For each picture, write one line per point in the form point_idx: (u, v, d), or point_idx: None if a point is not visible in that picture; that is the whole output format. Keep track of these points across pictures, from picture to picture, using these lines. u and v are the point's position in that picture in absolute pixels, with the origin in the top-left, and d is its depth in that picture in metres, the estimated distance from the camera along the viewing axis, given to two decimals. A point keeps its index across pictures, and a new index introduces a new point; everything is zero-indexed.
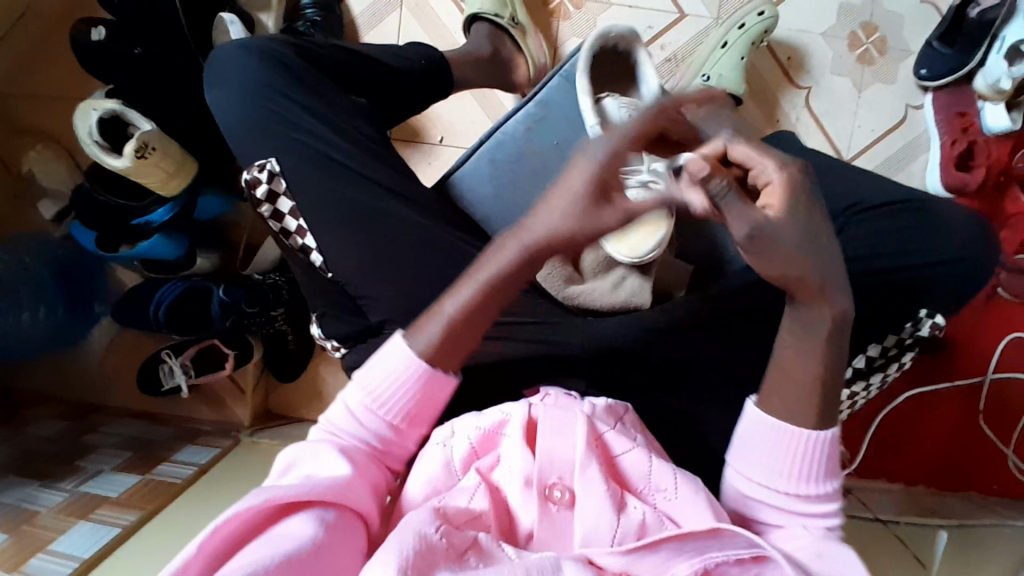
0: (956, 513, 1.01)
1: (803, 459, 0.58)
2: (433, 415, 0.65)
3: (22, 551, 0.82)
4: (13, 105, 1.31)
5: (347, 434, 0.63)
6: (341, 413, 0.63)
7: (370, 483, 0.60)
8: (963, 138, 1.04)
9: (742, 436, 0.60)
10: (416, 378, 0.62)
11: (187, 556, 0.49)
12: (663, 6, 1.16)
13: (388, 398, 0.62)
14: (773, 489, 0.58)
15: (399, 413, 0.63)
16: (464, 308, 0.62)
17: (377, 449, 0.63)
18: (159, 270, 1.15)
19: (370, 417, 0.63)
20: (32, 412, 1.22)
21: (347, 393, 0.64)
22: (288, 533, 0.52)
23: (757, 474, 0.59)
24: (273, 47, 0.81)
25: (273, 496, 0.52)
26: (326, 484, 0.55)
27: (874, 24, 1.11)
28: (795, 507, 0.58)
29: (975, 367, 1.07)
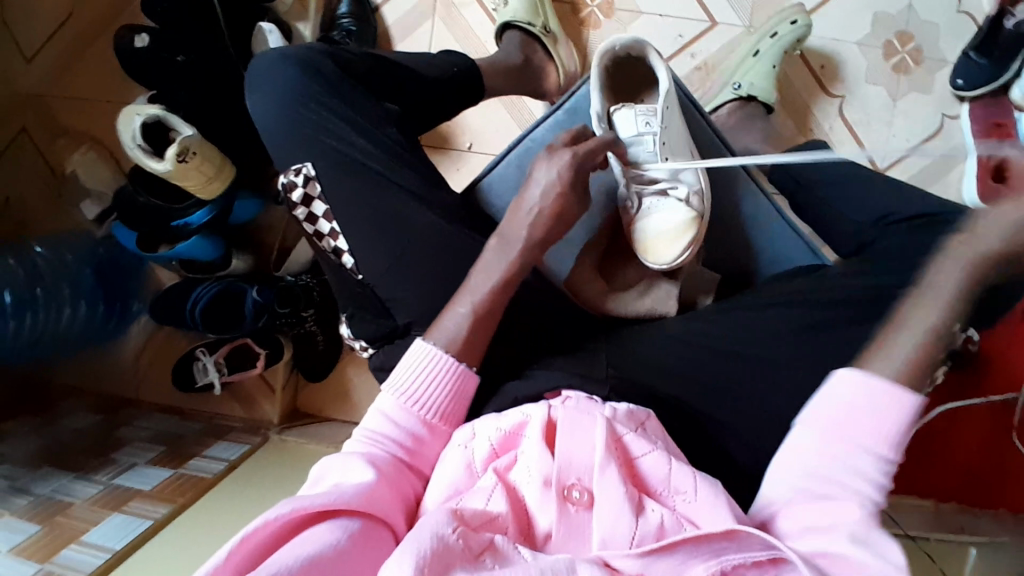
0: (987, 533, 0.99)
1: (875, 418, 0.57)
2: (460, 414, 0.70)
3: (56, 540, 0.85)
4: (58, 108, 1.36)
5: (381, 437, 0.66)
6: (375, 418, 0.67)
7: (395, 487, 0.61)
8: (1000, 148, 1.00)
9: (813, 408, 0.60)
10: (444, 374, 0.69)
11: (217, 561, 0.49)
12: (694, 15, 1.17)
13: (420, 396, 0.68)
14: (837, 461, 0.57)
15: (431, 411, 0.67)
16: (484, 299, 0.71)
17: (409, 452, 0.65)
18: (193, 270, 1.19)
19: (404, 417, 0.67)
20: (69, 404, 1.26)
21: (380, 400, 0.68)
22: (312, 540, 0.52)
23: (827, 446, 0.57)
24: (309, 55, 0.83)
25: (304, 504, 0.53)
26: (353, 494, 0.56)
27: (909, 33, 1.10)
28: (853, 480, 0.56)
29: (1010, 384, 1.05)
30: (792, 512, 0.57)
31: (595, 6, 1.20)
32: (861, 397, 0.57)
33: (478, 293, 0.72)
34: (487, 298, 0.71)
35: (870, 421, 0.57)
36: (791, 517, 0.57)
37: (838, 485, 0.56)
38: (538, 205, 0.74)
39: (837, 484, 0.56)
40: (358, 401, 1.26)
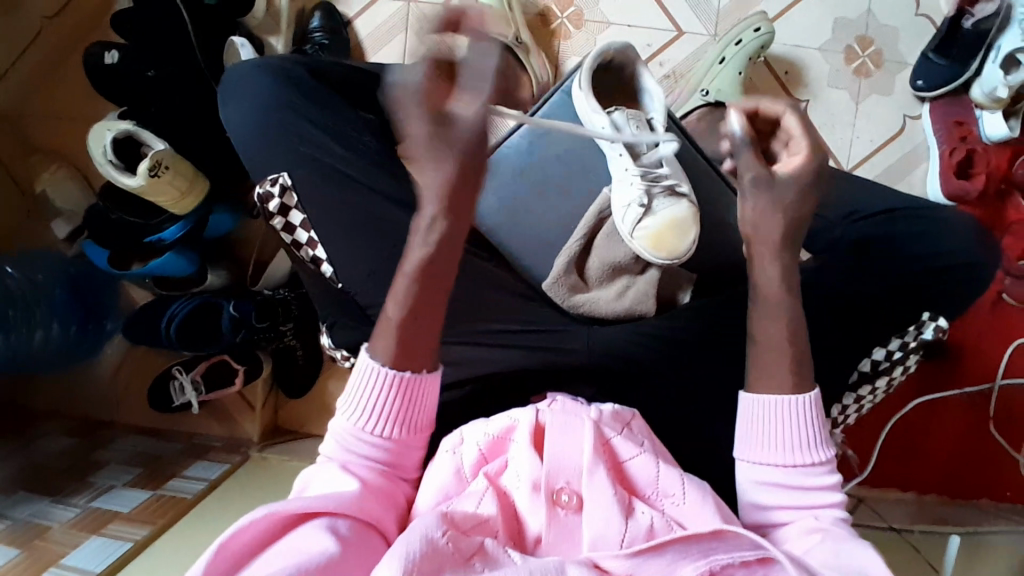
0: (965, 521, 1.01)
1: (804, 428, 0.60)
2: (421, 420, 0.63)
3: (35, 565, 0.82)
4: (25, 128, 1.34)
5: (342, 464, 0.61)
6: (331, 446, 0.62)
7: (381, 496, 0.60)
8: (961, 146, 1.06)
9: (742, 428, 0.62)
10: (386, 385, 0.61)
11: (196, 572, 0.49)
12: (661, 24, 1.19)
13: (370, 415, 0.61)
14: (783, 469, 0.60)
15: (388, 425, 0.62)
16: (410, 298, 0.61)
17: (380, 469, 0.62)
18: (167, 287, 1.18)
19: (360, 442, 0.62)
20: (41, 429, 1.23)
21: (334, 424, 0.63)
22: (294, 546, 0.51)
23: (769, 460, 0.60)
24: (284, 66, 0.84)
25: (280, 509, 0.53)
26: (334, 499, 0.56)
27: (869, 37, 1.14)
28: (801, 481, 0.60)
29: (981, 374, 1.07)
30: (772, 513, 0.61)
31: (565, 17, 1.22)
32: (787, 413, 0.60)
33: (405, 293, 0.62)
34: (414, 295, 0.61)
35: (805, 422, 0.60)
36: (775, 516, 0.60)
37: (804, 481, 0.60)
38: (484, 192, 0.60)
39: (792, 485, 0.60)
40: (338, 415, 1.25)
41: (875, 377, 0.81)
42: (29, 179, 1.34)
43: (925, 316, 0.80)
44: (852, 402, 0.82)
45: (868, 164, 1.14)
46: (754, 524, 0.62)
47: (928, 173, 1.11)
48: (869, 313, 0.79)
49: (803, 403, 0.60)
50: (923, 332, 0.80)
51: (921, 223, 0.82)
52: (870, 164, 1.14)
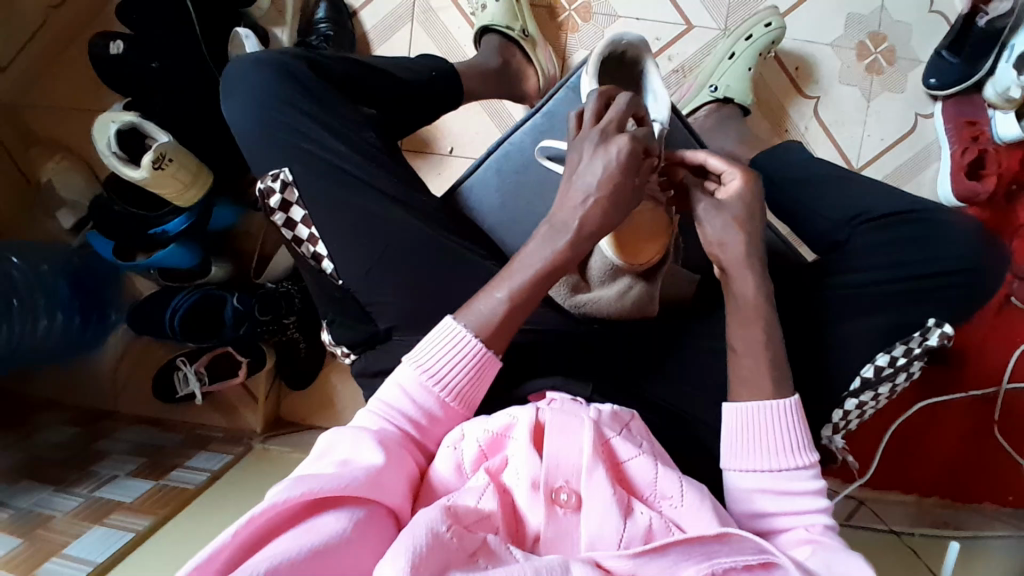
0: (968, 525, 1.00)
1: (784, 432, 0.64)
2: (477, 399, 0.69)
3: (38, 554, 0.83)
4: (31, 117, 1.35)
5: (397, 413, 0.65)
6: (393, 391, 0.66)
7: (404, 469, 0.61)
8: (972, 146, 1.04)
9: (726, 439, 0.65)
10: (469, 357, 0.67)
11: (221, 542, 0.48)
12: (670, 18, 1.18)
13: (443, 373, 0.66)
14: (770, 474, 0.63)
15: (451, 393, 0.66)
16: (521, 286, 0.68)
17: (422, 430, 0.65)
18: (172, 279, 1.18)
19: (422, 395, 0.66)
20: (47, 418, 1.24)
21: (400, 372, 0.67)
22: (316, 528, 0.51)
23: (756, 466, 0.63)
24: (286, 60, 0.83)
25: (311, 490, 0.52)
26: (361, 480, 0.55)
27: (882, 34, 1.12)
28: (790, 486, 0.62)
29: (987, 377, 1.07)
30: (768, 521, 0.63)
31: (572, 10, 1.20)
32: (769, 419, 0.64)
33: (515, 280, 0.69)
34: (529, 283, 0.68)
35: (787, 431, 0.64)
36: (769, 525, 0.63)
37: (792, 487, 0.62)
38: (591, 188, 0.68)
39: (783, 491, 0.63)
40: (340, 408, 1.25)
41: (878, 383, 0.78)
42: (36, 168, 1.34)
43: (930, 322, 0.77)
44: (853, 408, 0.79)
45: (878, 163, 1.12)
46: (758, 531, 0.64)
47: (938, 174, 1.09)
48: (873, 317, 0.78)
49: (784, 413, 0.64)
50: (927, 339, 0.77)
51: (933, 228, 0.80)
52: (879, 163, 1.12)
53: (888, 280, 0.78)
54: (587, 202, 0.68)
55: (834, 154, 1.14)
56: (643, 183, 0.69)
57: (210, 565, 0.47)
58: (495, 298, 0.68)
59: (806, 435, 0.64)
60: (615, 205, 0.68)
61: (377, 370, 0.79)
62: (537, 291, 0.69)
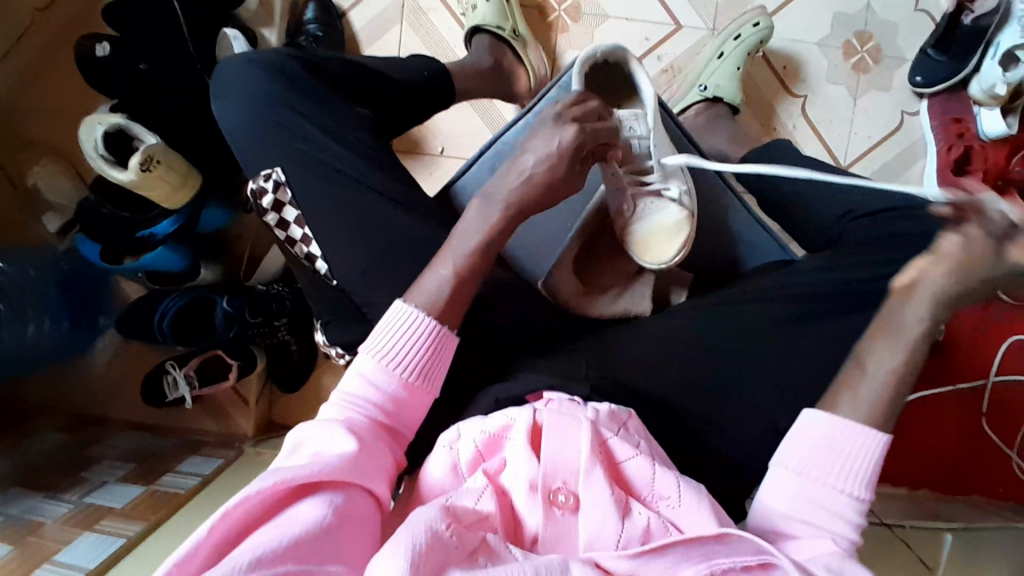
0: (960, 518, 1.01)
1: (854, 457, 0.60)
2: (441, 376, 0.67)
3: (28, 561, 0.81)
4: (15, 121, 1.33)
5: (360, 401, 0.63)
6: (355, 380, 0.64)
7: (377, 455, 0.59)
8: (959, 143, 1.05)
9: (793, 438, 0.62)
10: (424, 335, 0.65)
11: (196, 540, 0.48)
12: (659, 18, 1.18)
13: (400, 357, 0.64)
14: (822, 486, 0.60)
15: (413, 373, 0.64)
16: (465, 259, 0.68)
17: (389, 415, 0.63)
18: (161, 283, 1.17)
19: (384, 378, 0.63)
20: (34, 425, 1.22)
21: (358, 361, 0.65)
22: (294, 517, 0.51)
23: (811, 472, 0.60)
24: (278, 60, 0.82)
25: (284, 478, 0.52)
26: (336, 464, 0.55)
27: (868, 32, 1.13)
28: (832, 504, 0.59)
29: (976, 371, 1.08)
30: (792, 524, 0.60)
31: (563, 10, 1.21)
32: (847, 439, 0.61)
33: (459, 253, 0.68)
34: (469, 258, 0.68)
35: (861, 456, 0.60)
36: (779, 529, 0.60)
37: (832, 504, 0.59)
38: (530, 167, 0.70)
39: (821, 504, 0.59)
40: None
41: None
42: (20, 172, 1.32)
43: None
44: None
45: (866, 161, 1.13)
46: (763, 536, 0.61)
47: (925, 170, 1.11)
48: None
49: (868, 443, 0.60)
50: None
51: None
52: (868, 160, 1.13)
53: None
54: (525, 177, 0.70)
55: (823, 152, 1.15)
56: (582, 168, 0.72)
57: (193, 557, 0.48)
58: (441, 272, 0.67)
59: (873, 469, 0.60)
60: (551, 184, 0.70)
61: None
62: (481, 266, 0.68)
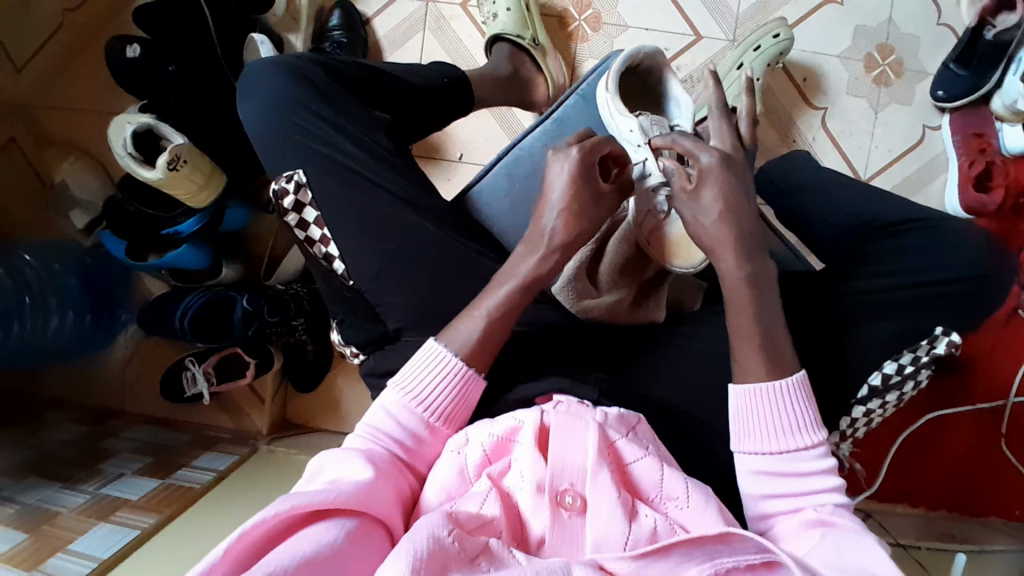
0: (974, 539, 0.99)
1: (790, 412, 0.63)
2: (466, 418, 0.70)
3: (44, 549, 0.83)
4: (46, 118, 1.37)
5: (384, 435, 0.65)
6: (379, 415, 0.67)
7: (395, 486, 0.61)
8: (980, 159, 1.05)
9: (735, 422, 0.65)
10: (453, 377, 0.68)
11: (212, 560, 0.48)
12: (679, 29, 1.19)
13: (424, 394, 0.67)
14: (777, 454, 0.62)
15: (436, 413, 0.67)
16: (499, 302, 0.70)
17: (410, 452, 0.66)
18: (183, 279, 1.20)
19: (408, 416, 0.67)
20: (54, 415, 1.25)
21: (384, 396, 0.68)
22: (308, 538, 0.52)
23: (763, 446, 0.63)
24: (303, 64, 0.84)
25: (300, 502, 0.53)
26: (351, 492, 0.56)
27: (890, 46, 1.13)
28: (797, 467, 0.62)
29: (994, 390, 1.06)
30: (776, 507, 0.62)
31: (583, 20, 1.22)
32: (776, 399, 0.63)
33: (492, 297, 0.71)
34: (503, 302, 0.70)
35: (793, 405, 0.63)
36: (765, 510, 0.62)
37: (799, 467, 0.62)
38: (556, 211, 0.71)
39: (788, 473, 0.62)
40: (347, 411, 1.26)
41: (886, 391, 0.78)
42: (48, 168, 1.36)
43: (938, 330, 0.77)
44: (861, 415, 0.78)
45: (886, 173, 1.13)
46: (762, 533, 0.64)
47: (945, 186, 1.10)
48: (880, 324, 0.77)
49: (788, 388, 0.63)
50: (934, 347, 0.77)
51: (941, 237, 0.79)
52: (888, 173, 1.13)
53: (899, 286, 0.78)
54: (557, 215, 0.71)
55: (842, 164, 1.14)
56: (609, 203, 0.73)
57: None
58: (475, 315, 0.70)
59: (814, 413, 0.64)
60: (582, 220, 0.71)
61: (386, 371, 0.79)
62: (517, 308, 0.71)
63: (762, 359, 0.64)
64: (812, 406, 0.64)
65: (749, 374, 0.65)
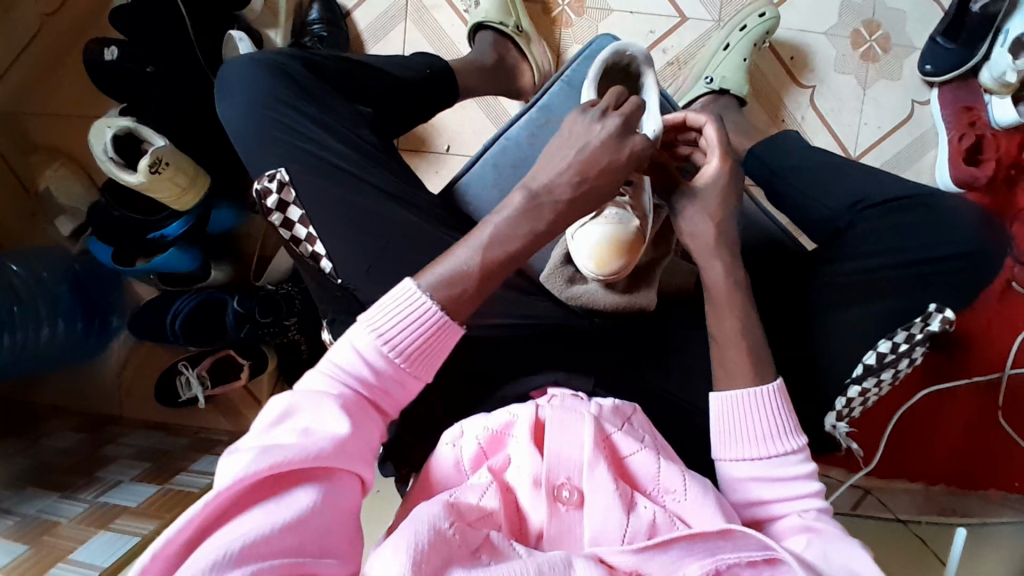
0: (976, 512, 1.00)
1: (767, 418, 0.63)
2: (437, 361, 0.63)
3: (45, 559, 0.82)
4: (28, 126, 1.35)
5: (350, 375, 0.59)
6: (346, 352, 0.60)
7: (364, 433, 0.58)
8: (970, 132, 1.04)
9: (715, 431, 0.65)
10: (426, 325, 0.60)
11: (184, 521, 0.49)
12: (664, 10, 1.17)
13: (400, 341, 0.60)
14: (761, 463, 0.62)
15: (408, 359, 0.60)
16: (494, 251, 0.64)
17: (378, 393, 0.60)
18: (172, 283, 1.19)
19: (379, 360, 0.60)
20: (51, 425, 1.25)
21: (353, 331, 0.60)
22: (285, 502, 0.51)
23: (746, 456, 0.63)
24: (282, 60, 0.83)
25: (276, 462, 0.52)
26: (326, 449, 0.54)
27: (876, 21, 1.11)
28: (780, 471, 0.62)
29: (989, 363, 1.07)
30: (771, 508, 0.62)
31: (566, 5, 1.20)
32: (755, 406, 0.64)
33: (485, 244, 0.64)
34: (500, 253, 0.64)
35: (772, 413, 0.63)
36: (758, 497, 0.62)
37: (785, 472, 0.62)
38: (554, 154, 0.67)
39: (771, 477, 0.62)
40: None
41: (881, 369, 0.78)
42: (32, 176, 1.34)
43: (931, 307, 0.76)
44: (857, 395, 0.79)
45: (875, 151, 1.12)
46: (753, 522, 0.63)
47: (937, 160, 1.09)
48: (871, 304, 0.78)
49: (767, 394, 0.64)
50: (929, 325, 0.76)
51: (932, 213, 0.79)
52: (880, 150, 1.12)
53: (889, 265, 0.78)
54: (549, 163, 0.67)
55: (831, 142, 1.14)
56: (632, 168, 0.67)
57: (185, 533, 0.49)
58: (463, 262, 0.63)
59: (793, 419, 0.64)
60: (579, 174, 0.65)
61: None
62: (493, 276, 0.64)
63: (744, 357, 0.66)
64: (790, 413, 0.64)
65: (734, 373, 0.66)
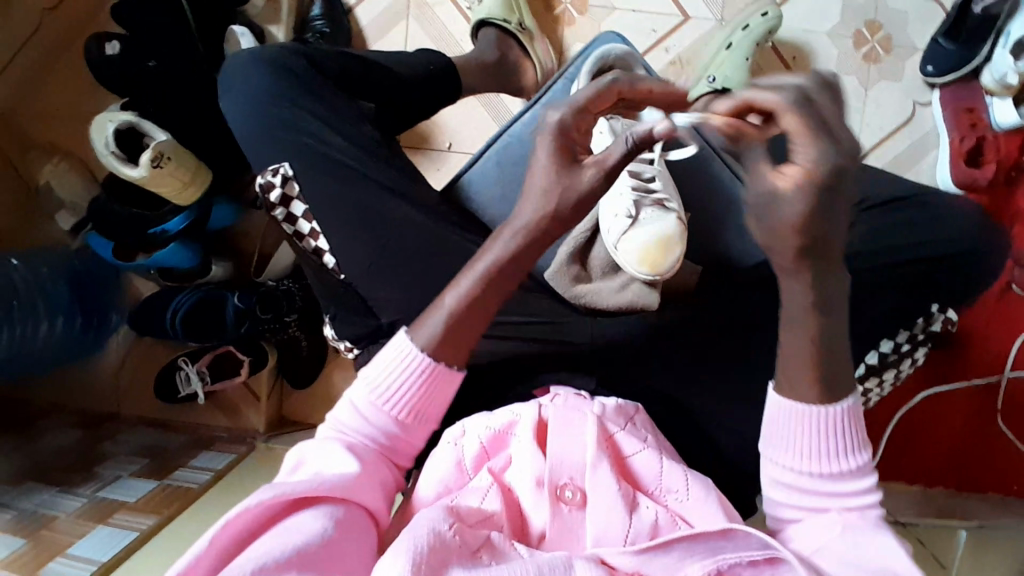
0: (975, 514, 0.99)
1: (823, 432, 0.54)
2: (437, 410, 0.63)
3: (43, 554, 0.82)
4: (29, 120, 1.35)
5: (354, 433, 0.61)
6: (346, 411, 0.62)
7: (374, 478, 0.59)
8: (970, 134, 1.04)
9: (764, 429, 0.57)
10: (419, 372, 0.61)
11: (197, 552, 0.49)
12: (666, 9, 1.18)
13: (394, 394, 0.61)
14: (800, 474, 0.55)
15: (403, 410, 0.61)
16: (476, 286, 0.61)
17: (385, 447, 0.61)
18: (171, 278, 1.19)
19: (376, 415, 0.61)
20: (48, 420, 1.24)
21: (352, 391, 0.62)
22: (294, 530, 0.51)
23: (789, 462, 0.55)
24: (285, 54, 0.83)
25: (283, 491, 0.52)
26: (334, 483, 0.55)
27: (878, 21, 1.12)
28: (822, 488, 0.54)
29: (988, 365, 1.07)
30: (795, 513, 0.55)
31: (569, 3, 1.21)
32: (818, 422, 0.54)
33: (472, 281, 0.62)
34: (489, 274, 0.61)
35: (834, 429, 0.54)
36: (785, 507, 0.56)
37: (831, 487, 0.54)
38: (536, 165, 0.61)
39: (810, 488, 0.54)
40: None
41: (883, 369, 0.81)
42: (32, 171, 1.35)
43: (935, 307, 0.80)
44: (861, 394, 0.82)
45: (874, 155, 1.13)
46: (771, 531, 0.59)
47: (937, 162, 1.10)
48: None
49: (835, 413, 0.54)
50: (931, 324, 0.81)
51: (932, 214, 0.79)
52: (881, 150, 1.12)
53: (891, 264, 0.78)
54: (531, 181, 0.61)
55: None
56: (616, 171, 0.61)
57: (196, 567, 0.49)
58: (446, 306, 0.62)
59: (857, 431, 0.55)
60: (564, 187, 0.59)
61: None
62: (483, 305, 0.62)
63: None
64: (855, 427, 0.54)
65: None
